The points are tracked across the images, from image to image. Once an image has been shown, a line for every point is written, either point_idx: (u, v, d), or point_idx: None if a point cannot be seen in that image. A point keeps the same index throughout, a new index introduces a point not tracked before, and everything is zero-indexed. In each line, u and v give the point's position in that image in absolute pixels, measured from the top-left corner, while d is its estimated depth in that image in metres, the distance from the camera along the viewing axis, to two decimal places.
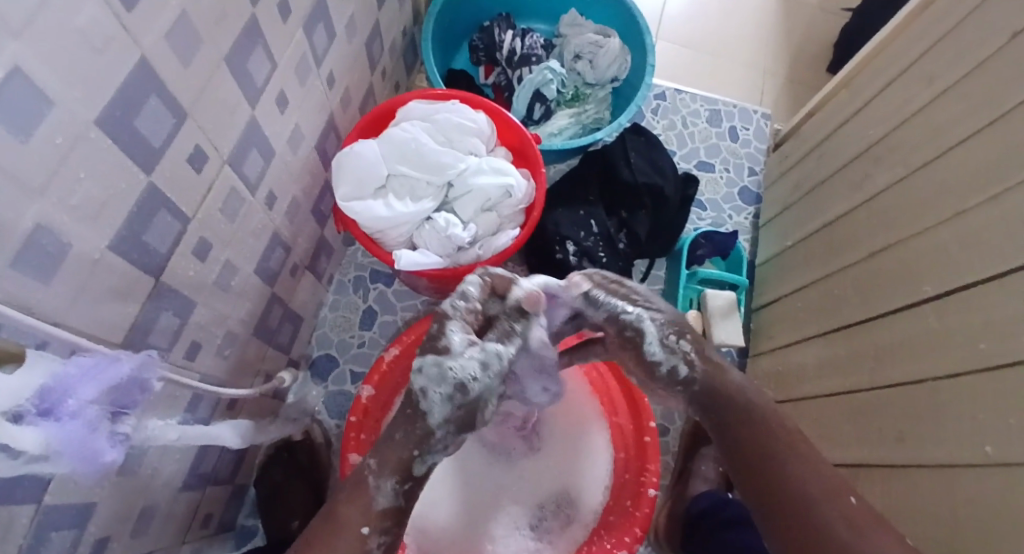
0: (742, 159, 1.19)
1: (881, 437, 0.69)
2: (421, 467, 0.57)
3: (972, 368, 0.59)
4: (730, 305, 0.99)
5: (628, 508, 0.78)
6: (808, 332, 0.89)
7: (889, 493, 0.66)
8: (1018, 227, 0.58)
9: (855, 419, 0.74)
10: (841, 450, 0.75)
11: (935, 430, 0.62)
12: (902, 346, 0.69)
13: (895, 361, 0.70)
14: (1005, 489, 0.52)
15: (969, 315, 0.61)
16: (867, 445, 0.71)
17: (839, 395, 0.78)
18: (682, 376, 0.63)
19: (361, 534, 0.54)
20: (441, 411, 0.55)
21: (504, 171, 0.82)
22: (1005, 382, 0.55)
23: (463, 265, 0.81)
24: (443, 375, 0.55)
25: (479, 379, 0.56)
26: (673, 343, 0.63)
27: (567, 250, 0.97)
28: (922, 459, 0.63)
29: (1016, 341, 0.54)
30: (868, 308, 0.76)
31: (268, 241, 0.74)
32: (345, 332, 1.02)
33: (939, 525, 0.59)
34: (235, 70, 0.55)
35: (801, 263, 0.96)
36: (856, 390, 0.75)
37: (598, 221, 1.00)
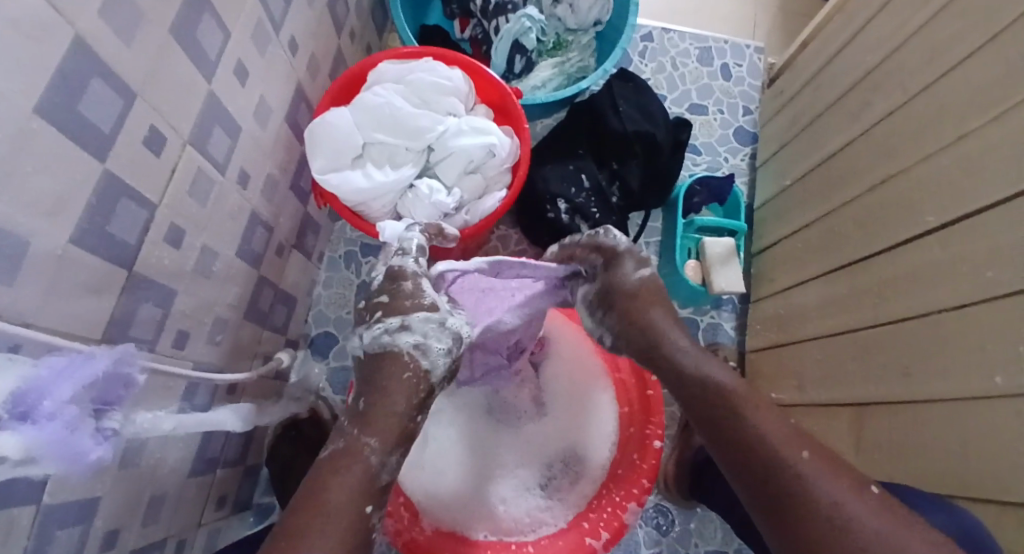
0: (735, 98, 1.14)
1: (886, 374, 0.68)
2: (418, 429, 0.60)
3: (977, 298, 0.57)
4: (729, 251, 0.97)
5: (635, 460, 0.78)
6: (810, 271, 0.86)
7: (896, 428, 0.66)
8: None
9: (860, 357, 0.73)
10: (846, 388, 0.75)
11: (943, 361, 0.60)
12: (905, 279, 0.67)
13: (898, 295, 0.68)
14: (1017, 418, 0.51)
15: (976, 242, 0.58)
16: (871, 381, 0.70)
17: (843, 333, 0.77)
18: (653, 306, 0.73)
19: (365, 511, 0.51)
20: (409, 357, 0.60)
21: (486, 130, 0.79)
22: (1017, 309, 0.52)
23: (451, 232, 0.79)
24: (371, 343, 0.61)
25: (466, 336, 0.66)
26: (638, 277, 0.73)
27: (558, 208, 0.94)
28: (929, 393, 0.61)
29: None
30: (870, 244, 0.74)
31: (248, 222, 0.72)
32: (341, 308, 1.01)
33: (950, 456, 0.58)
34: (183, 42, 0.52)
35: (800, 201, 0.93)
36: (860, 328, 0.73)
37: (588, 175, 0.98)
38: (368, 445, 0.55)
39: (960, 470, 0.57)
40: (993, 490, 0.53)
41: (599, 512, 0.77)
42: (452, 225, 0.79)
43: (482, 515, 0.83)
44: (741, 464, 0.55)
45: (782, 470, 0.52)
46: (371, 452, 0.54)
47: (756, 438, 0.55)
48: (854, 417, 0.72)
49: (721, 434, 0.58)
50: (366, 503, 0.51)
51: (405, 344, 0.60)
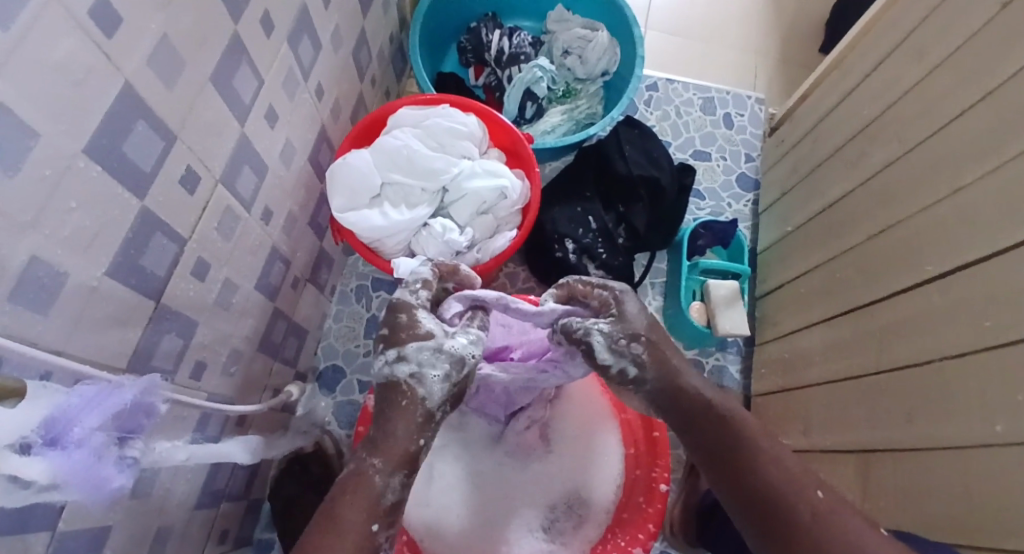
0: (738, 146, 1.18)
1: (890, 419, 0.69)
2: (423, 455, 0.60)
3: (976, 346, 0.58)
4: (732, 294, 0.99)
5: (641, 504, 0.79)
6: (813, 315, 0.88)
7: (901, 474, 0.66)
8: (1021, 198, 0.56)
9: (864, 402, 0.74)
10: (851, 434, 0.75)
11: (945, 407, 0.61)
12: (906, 326, 0.69)
13: (900, 341, 0.69)
14: (1018, 466, 0.52)
15: (973, 291, 0.60)
16: (876, 426, 0.71)
17: (847, 378, 0.78)
18: (632, 377, 0.63)
19: (371, 529, 0.54)
20: (439, 389, 0.59)
21: (498, 173, 0.82)
22: (1017, 358, 0.54)
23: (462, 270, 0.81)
24: (436, 356, 0.60)
25: (475, 355, 0.62)
26: (623, 348, 0.61)
27: (565, 248, 0.97)
28: (932, 439, 0.62)
29: (1021, 317, 0.54)
30: (871, 290, 0.76)
31: (267, 257, 0.74)
32: (350, 342, 1.02)
33: (952, 502, 0.59)
34: (220, 88, 0.55)
35: (802, 247, 0.95)
36: (865, 374, 0.74)
37: (595, 217, 1.00)
38: (372, 466, 0.56)
39: (965, 518, 0.57)
40: (996, 538, 0.53)
41: None
42: (463, 263, 0.81)
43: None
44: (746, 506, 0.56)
45: (788, 501, 0.54)
46: (376, 472, 0.56)
47: (764, 469, 0.56)
48: (860, 462, 0.73)
49: (726, 466, 0.59)
50: (372, 522, 0.54)
51: (401, 373, 0.59)
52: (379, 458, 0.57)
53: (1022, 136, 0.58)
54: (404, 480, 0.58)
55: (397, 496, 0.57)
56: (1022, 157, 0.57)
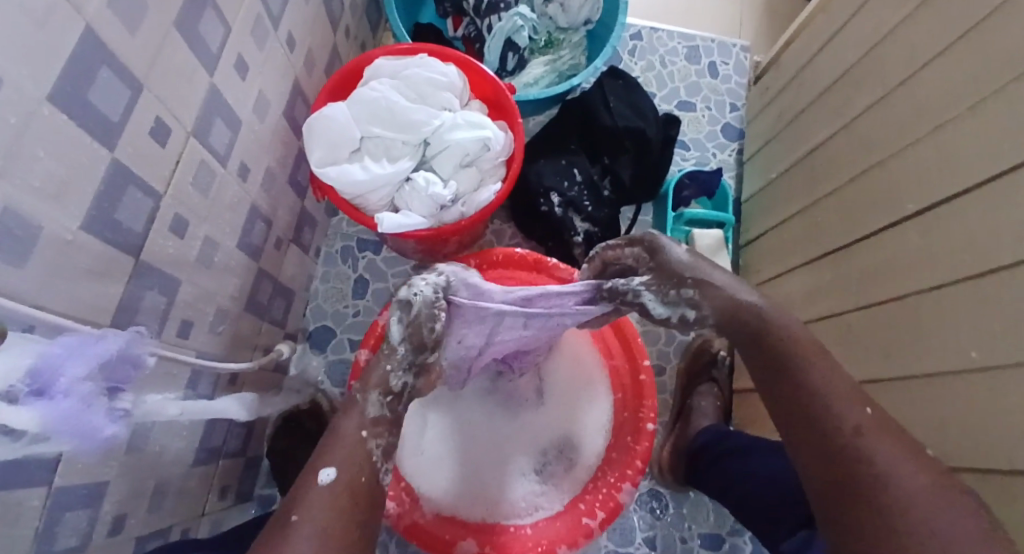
0: (723, 95, 1.17)
1: (868, 354, 0.70)
2: (397, 379, 0.60)
3: (953, 278, 0.60)
4: (717, 242, 0.99)
5: (629, 443, 0.81)
6: (795, 259, 0.89)
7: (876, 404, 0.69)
8: (1003, 129, 0.56)
9: (844, 341, 0.75)
10: None
11: (920, 341, 0.63)
12: (886, 264, 0.70)
13: (879, 280, 0.70)
14: (996, 387, 0.53)
15: (952, 226, 0.61)
16: (857, 363, 0.72)
17: (826, 317, 0.79)
18: (694, 320, 0.63)
19: (360, 436, 0.56)
20: (399, 332, 0.62)
21: (481, 124, 0.81)
22: (991, 286, 0.55)
23: (447, 225, 0.79)
24: (405, 300, 0.62)
25: (426, 295, 0.62)
26: (673, 298, 0.63)
27: (551, 201, 0.96)
28: (907, 370, 0.64)
29: (1000, 247, 0.54)
30: (851, 231, 0.77)
31: (248, 215, 0.73)
32: (339, 302, 1.02)
33: (931, 429, 0.61)
34: (187, 35, 0.53)
35: (785, 192, 0.95)
36: (842, 311, 0.76)
37: (580, 169, 1.00)
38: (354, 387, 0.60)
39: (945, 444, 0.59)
40: (976, 459, 0.55)
41: (593, 495, 0.79)
42: (447, 218, 0.80)
43: (481, 501, 0.84)
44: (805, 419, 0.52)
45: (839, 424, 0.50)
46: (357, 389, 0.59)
47: (810, 392, 0.53)
48: None
49: (784, 383, 0.56)
50: (361, 429, 0.56)
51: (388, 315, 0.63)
52: (359, 381, 0.60)
53: (1004, 67, 0.57)
54: (384, 398, 0.59)
55: (379, 411, 0.58)
56: (1004, 91, 0.57)
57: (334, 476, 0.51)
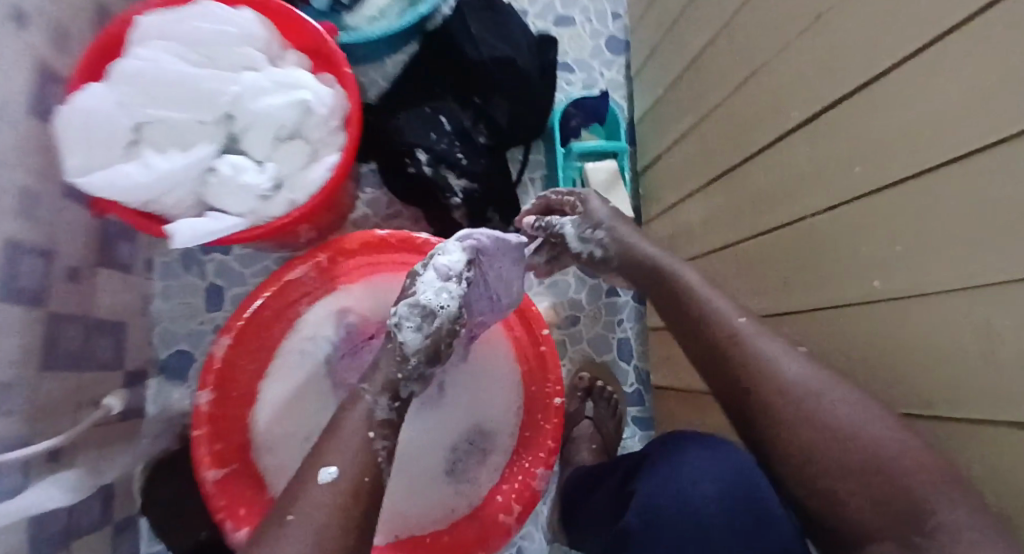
0: (602, 2, 1.02)
1: (770, 285, 0.63)
2: (408, 390, 0.54)
3: (851, 195, 0.50)
4: (613, 175, 0.88)
5: (539, 421, 0.73)
6: (692, 185, 0.79)
7: None
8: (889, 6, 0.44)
9: (748, 273, 0.67)
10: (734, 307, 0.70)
11: (826, 271, 0.54)
12: (779, 184, 0.60)
13: (773, 202, 0.61)
14: (914, 322, 0.45)
15: (842, 136, 0.51)
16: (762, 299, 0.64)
17: (726, 245, 0.71)
18: (600, 259, 0.67)
19: (366, 436, 0.49)
20: (420, 343, 0.54)
21: (294, 84, 0.64)
22: (896, 204, 0.45)
23: (276, 219, 0.62)
24: (428, 309, 0.55)
25: (449, 307, 0.56)
26: (589, 235, 0.67)
27: (418, 161, 0.82)
28: (813, 303, 0.56)
29: (905, 155, 0.44)
30: (741, 148, 0.66)
31: (9, 253, 0.55)
32: (191, 320, 0.86)
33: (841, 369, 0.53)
34: None
35: (675, 108, 0.83)
36: (743, 239, 0.67)
37: (448, 116, 0.84)
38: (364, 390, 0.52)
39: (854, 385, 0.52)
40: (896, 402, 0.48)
41: (510, 481, 0.72)
42: (275, 211, 0.63)
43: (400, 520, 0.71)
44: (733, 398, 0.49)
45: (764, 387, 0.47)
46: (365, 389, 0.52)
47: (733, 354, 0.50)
48: None
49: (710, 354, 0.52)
50: (368, 429, 0.49)
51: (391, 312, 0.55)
52: (367, 382, 0.52)
53: None
54: (393, 402, 0.52)
55: (390, 412, 0.51)
56: None
57: (336, 472, 0.46)
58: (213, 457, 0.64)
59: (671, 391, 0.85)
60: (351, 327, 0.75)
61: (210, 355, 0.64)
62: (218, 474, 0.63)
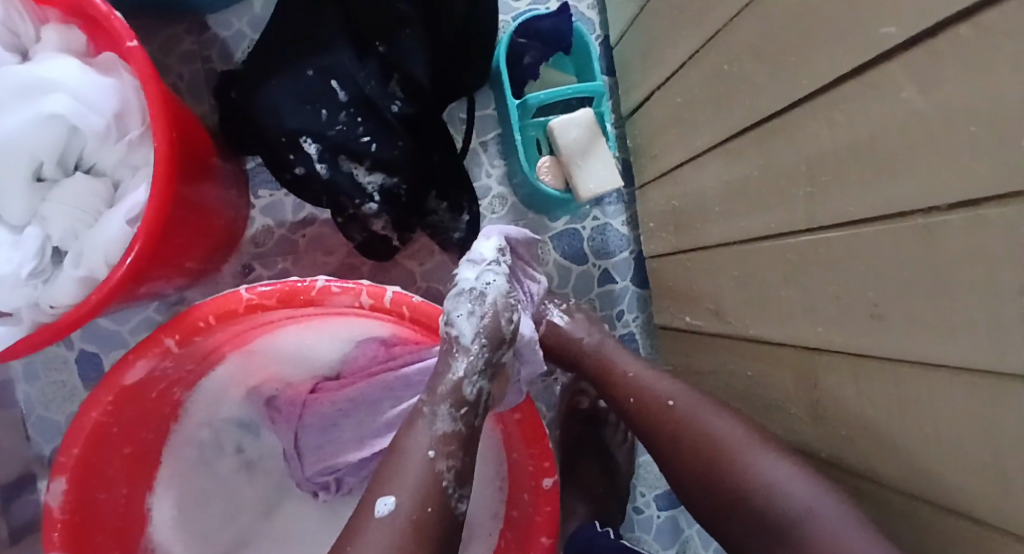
0: None
1: (839, 310, 0.40)
2: (473, 384, 0.45)
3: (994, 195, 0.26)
4: (589, 129, 0.63)
5: (527, 507, 0.54)
6: (701, 141, 0.54)
7: (863, 396, 0.41)
8: None
9: (794, 281, 0.44)
10: (775, 323, 0.48)
11: (946, 314, 0.31)
12: (851, 154, 0.35)
13: (839, 185, 0.37)
14: None
15: (967, 81, 0.26)
16: (822, 327, 0.42)
17: (762, 237, 0.47)
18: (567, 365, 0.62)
19: (427, 458, 0.41)
20: (471, 327, 0.46)
21: (39, 89, 0.42)
22: None
23: (69, 303, 0.43)
24: (470, 289, 0.48)
25: (494, 283, 0.48)
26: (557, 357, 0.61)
27: (307, 154, 0.58)
28: (918, 359, 0.34)
29: None
30: (780, 90, 0.40)
31: None
32: (68, 402, 0.66)
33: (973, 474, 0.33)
34: None
35: (666, 21, 0.56)
36: (783, 234, 0.44)
37: (341, 80, 0.57)
38: (442, 468, 0.41)
39: (991, 497, 0.32)
40: None
41: None
42: (65, 294, 0.43)
43: None
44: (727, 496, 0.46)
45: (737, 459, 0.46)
46: (439, 462, 0.41)
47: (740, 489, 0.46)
48: (800, 365, 0.47)
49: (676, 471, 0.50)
50: (427, 448, 0.42)
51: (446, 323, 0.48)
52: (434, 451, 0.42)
53: None
54: (457, 410, 0.44)
55: (449, 423, 0.43)
56: None
57: (395, 507, 0.39)
58: None
59: None
60: (275, 399, 0.61)
61: (43, 511, 0.45)
62: None
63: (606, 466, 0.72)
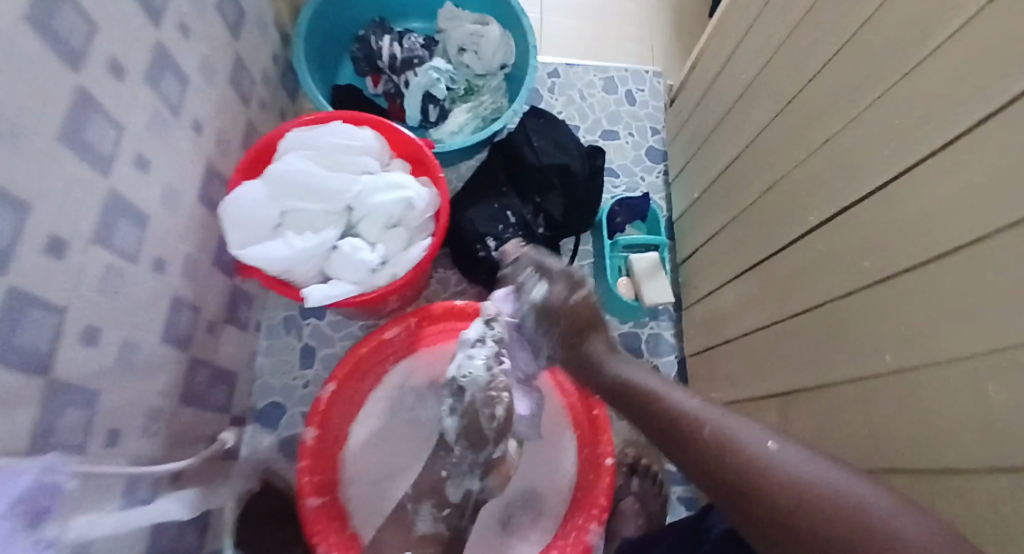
0: (643, 120, 1.21)
1: (800, 359, 0.72)
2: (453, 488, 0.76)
3: (863, 284, 0.62)
4: (654, 264, 1.01)
5: (591, 480, 0.82)
6: (727, 275, 0.91)
7: (814, 412, 0.70)
8: (903, 131, 0.57)
9: (777, 349, 0.77)
10: (770, 379, 0.79)
11: (846, 342, 0.64)
12: (807, 272, 0.71)
13: (800, 287, 0.72)
14: (941, 382, 0.52)
15: (855, 231, 0.63)
16: (790, 373, 0.74)
17: (761, 328, 0.81)
18: None
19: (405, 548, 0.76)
20: (451, 427, 0.77)
21: (401, 184, 0.81)
22: (916, 284, 0.55)
23: (381, 288, 0.78)
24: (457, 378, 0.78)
25: (470, 376, 0.76)
26: None
27: (488, 246, 0.97)
28: (836, 376, 0.66)
29: (924, 237, 0.54)
30: (772, 241, 0.79)
31: (170, 307, 0.72)
32: (286, 375, 1.00)
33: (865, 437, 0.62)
34: (77, 145, 0.54)
35: (710, 209, 0.98)
36: (773, 322, 0.78)
37: (513, 212, 1.00)
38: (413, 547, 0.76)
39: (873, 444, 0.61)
40: (919, 459, 0.55)
41: (564, 537, 0.80)
42: (380, 281, 0.79)
43: None
44: (729, 498, 0.49)
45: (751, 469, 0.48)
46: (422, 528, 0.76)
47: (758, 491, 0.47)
48: (781, 406, 0.76)
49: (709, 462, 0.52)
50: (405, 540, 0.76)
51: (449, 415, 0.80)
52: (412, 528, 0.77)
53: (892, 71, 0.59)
54: (440, 511, 0.76)
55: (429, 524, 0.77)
56: (895, 92, 0.58)
57: None
58: (313, 486, 0.76)
59: None
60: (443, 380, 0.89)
61: (318, 396, 0.78)
62: (316, 502, 0.75)
63: (643, 506, 0.97)
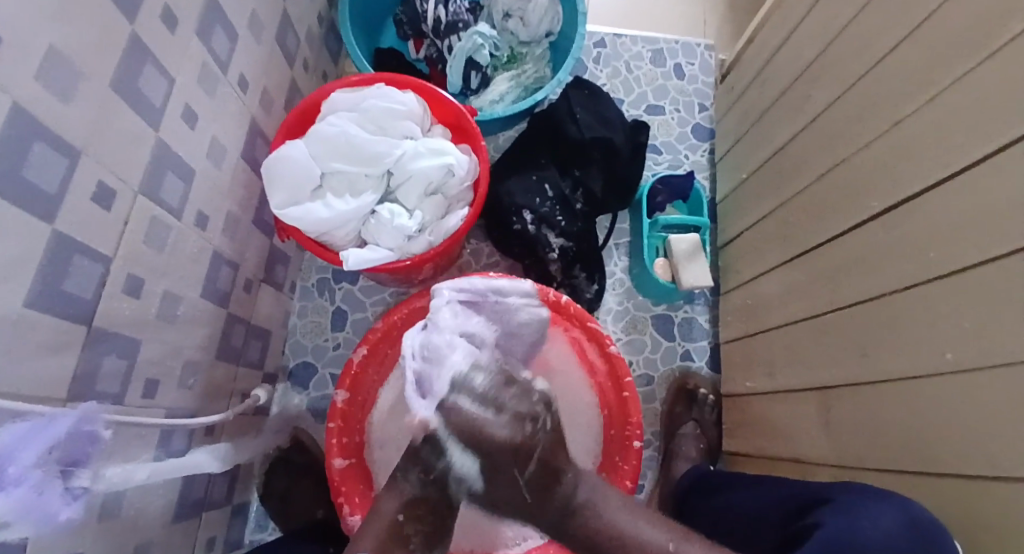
0: (690, 96, 1.17)
1: (846, 353, 0.69)
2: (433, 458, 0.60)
3: (924, 279, 0.58)
4: (694, 246, 0.99)
5: (617, 461, 0.82)
6: (772, 262, 0.88)
7: (856, 408, 0.68)
8: (977, 118, 0.53)
9: (822, 342, 0.74)
10: (811, 372, 0.76)
11: (899, 336, 0.61)
12: (861, 262, 0.68)
13: (853, 278, 0.69)
14: (1003, 385, 0.49)
15: (915, 221, 0.60)
16: (832, 366, 0.72)
17: (807, 319, 0.78)
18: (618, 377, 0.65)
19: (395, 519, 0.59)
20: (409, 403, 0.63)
21: (443, 150, 0.80)
22: (983, 279, 0.51)
23: (417, 255, 0.78)
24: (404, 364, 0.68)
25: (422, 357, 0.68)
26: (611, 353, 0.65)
27: (524, 219, 0.95)
28: (884, 372, 0.63)
29: (997, 231, 0.50)
30: (825, 229, 0.75)
31: (211, 262, 0.73)
32: (318, 337, 1.01)
33: (912, 438, 0.60)
34: (126, 94, 0.54)
35: (756, 194, 0.95)
36: (820, 313, 0.75)
37: (552, 184, 0.97)
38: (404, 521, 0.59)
39: (924, 446, 0.58)
40: (975, 465, 0.52)
41: None
42: (416, 249, 0.79)
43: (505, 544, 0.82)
44: None
45: None
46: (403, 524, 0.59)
47: None
48: (821, 400, 0.74)
49: None
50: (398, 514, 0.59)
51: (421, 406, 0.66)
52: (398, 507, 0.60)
53: (970, 52, 0.54)
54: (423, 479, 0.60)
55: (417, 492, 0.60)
56: (969, 76, 0.54)
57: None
58: (341, 447, 0.79)
59: (747, 454, 0.92)
60: None
61: (349, 360, 0.80)
62: (343, 462, 0.78)
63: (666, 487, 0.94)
